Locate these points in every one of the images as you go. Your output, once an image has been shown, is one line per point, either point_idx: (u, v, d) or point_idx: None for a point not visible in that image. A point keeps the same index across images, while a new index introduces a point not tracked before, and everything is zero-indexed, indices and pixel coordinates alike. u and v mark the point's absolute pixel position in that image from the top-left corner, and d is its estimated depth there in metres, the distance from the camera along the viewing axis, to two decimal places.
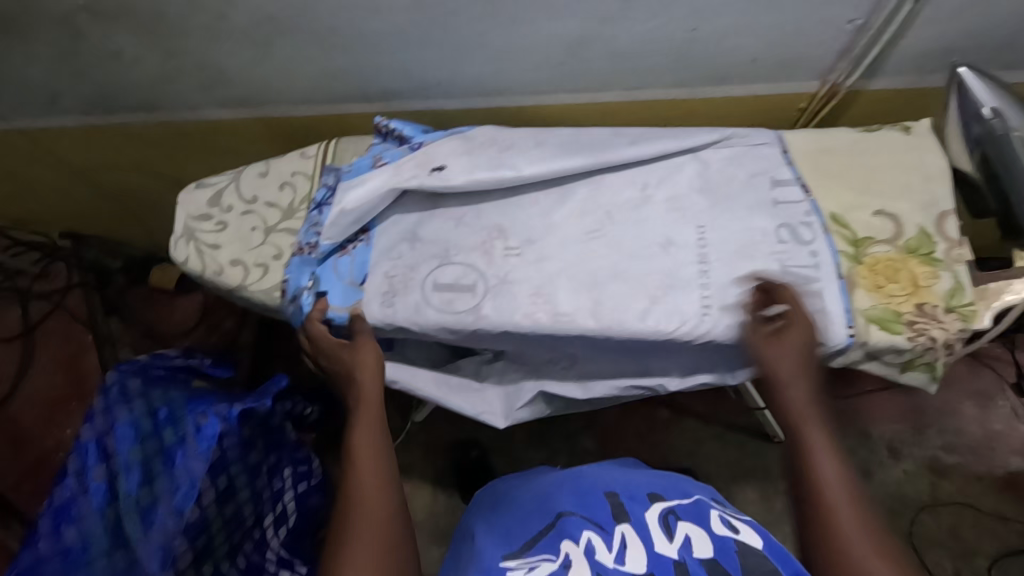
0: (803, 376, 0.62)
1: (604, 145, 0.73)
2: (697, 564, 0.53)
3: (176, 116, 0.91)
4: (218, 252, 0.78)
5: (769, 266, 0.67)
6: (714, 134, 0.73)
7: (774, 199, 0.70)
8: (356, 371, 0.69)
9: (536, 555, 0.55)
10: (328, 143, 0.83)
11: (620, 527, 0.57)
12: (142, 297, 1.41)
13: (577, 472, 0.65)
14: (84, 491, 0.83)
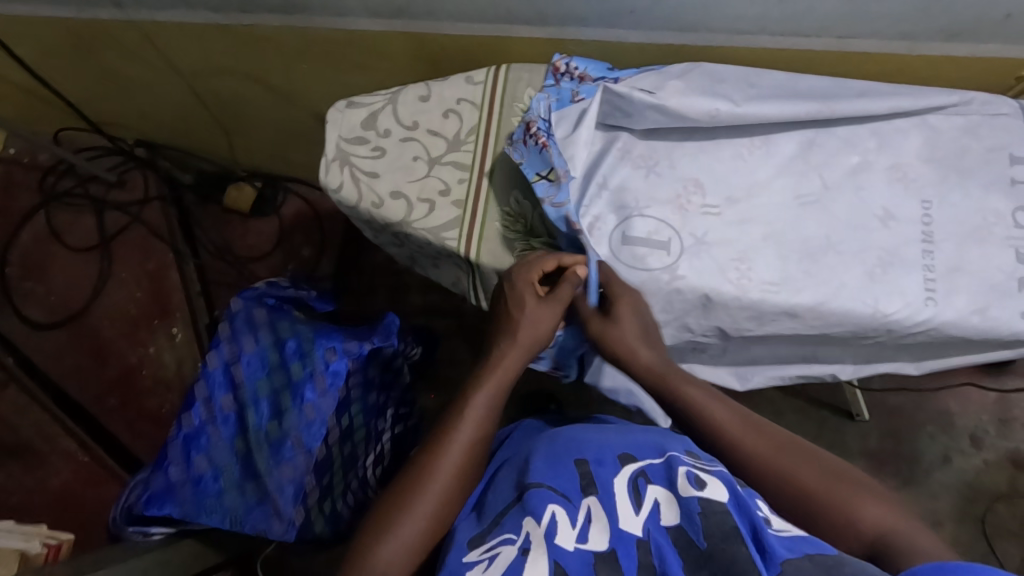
0: (646, 345, 0.64)
1: (834, 95, 0.69)
2: (662, 535, 0.46)
3: (314, 22, 0.82)
4: (377, 182, 0.71)
5: (1008, 253, 0.68)
6: (956, 96, 0.71)
7: (1013, 177, 0.70)
8: (514, 338, 0.65)
9: (498, 537, 0.51)
10: (496, 69, 0.74)
11: (587, 500, 0.51)
12: (215, 217, 1.36)
13: (555, 433, 0.61)
14: (212, 420, 0.81)
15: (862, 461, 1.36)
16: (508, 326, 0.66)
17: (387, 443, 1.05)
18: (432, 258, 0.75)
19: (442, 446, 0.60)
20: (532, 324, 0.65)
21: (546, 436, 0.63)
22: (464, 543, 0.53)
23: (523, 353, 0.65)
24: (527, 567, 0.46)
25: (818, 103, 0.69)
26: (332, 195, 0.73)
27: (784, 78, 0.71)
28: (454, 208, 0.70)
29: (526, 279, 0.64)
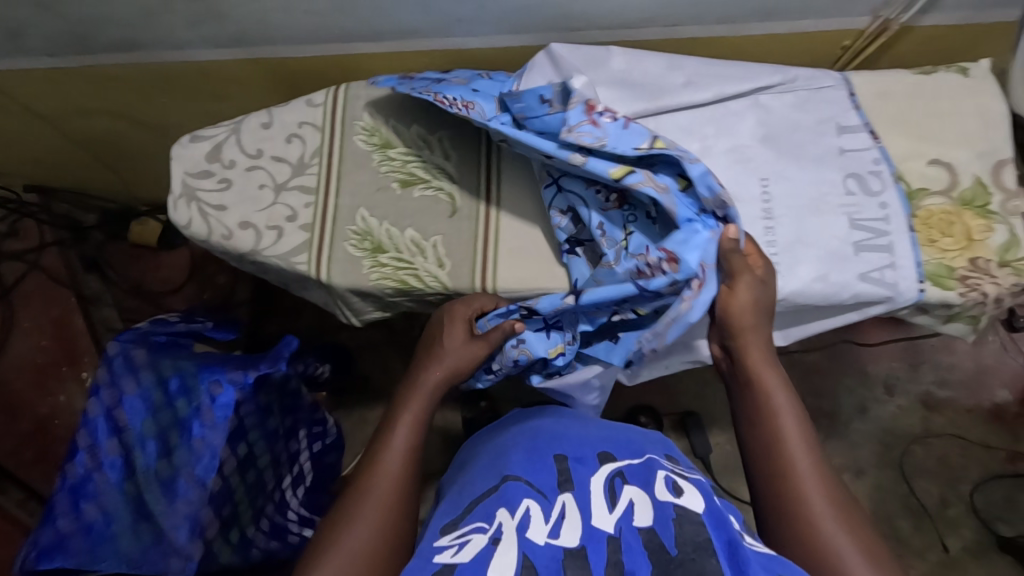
0: (763, 323, 0.62)
1: (660, 89, 0.69)
2: (635, 537, 0.45)
3: (156, 57, 0.81)
4: (225, 215, 0.72)
5: (839, 219, 0.65)
6: (776, 75, 0.70)
7: (841, 147, 0.68)
8: (439, 353, 0.64)
9: (470, 524, 0.48)
10: (335, 89, 0.75)
11: (563, 496, 0.50)
12: (124, 254, 1.37)
13: (533, 430, 0.60)
14: (99, 467, 0.81)
15: None
16: (428, 346, 0.66)
17: (306, 463, 1.07)
18: (295, 283, 0.76)
19: (372, 468, 0.55)
20: (461, 353, 0.64)
21: (514, 429, 0.62)
22: (436, 530, 0.50)
23: (451, 372, 0.63)
24: (495, 555, 0.44)
25: (642, 103, 0.68)
26: (184, 232, 0.73)
27: (620, 64, 0.70)
28: (302, 232, 0.71)
29: (459, 314, 0.65)
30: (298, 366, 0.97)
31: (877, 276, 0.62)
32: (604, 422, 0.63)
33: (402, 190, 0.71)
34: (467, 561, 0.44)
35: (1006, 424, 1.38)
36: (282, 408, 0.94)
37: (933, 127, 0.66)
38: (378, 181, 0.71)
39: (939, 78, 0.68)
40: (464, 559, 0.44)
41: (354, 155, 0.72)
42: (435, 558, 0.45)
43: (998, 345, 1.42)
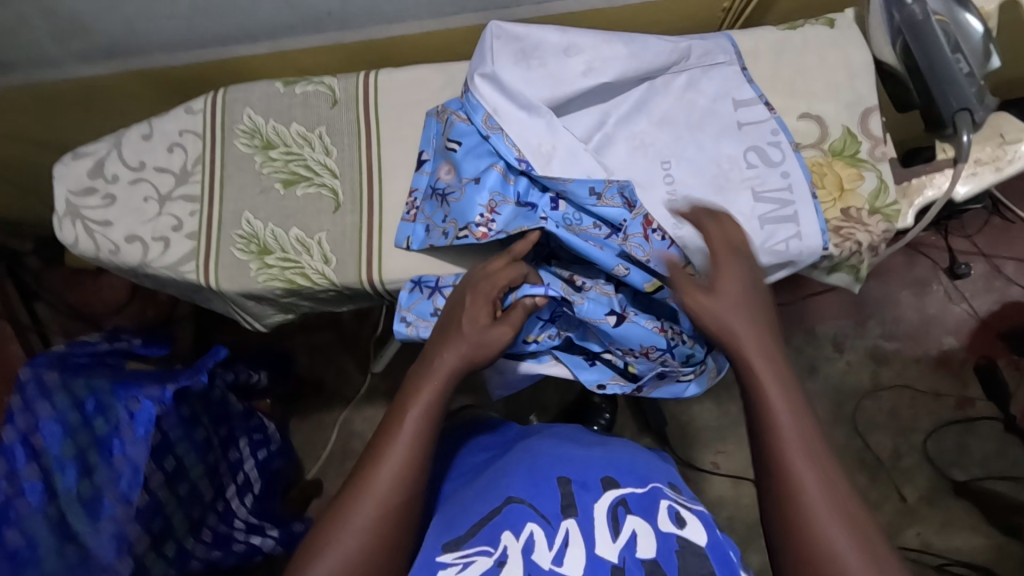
0: (751, 310, 0.50)
1: (560, 77, 0.65)
2: (637, 567, 0.46)
3: (38, 77, 0.81)
4: (111, 230, 0.71)
5: (742, 194, 0.63)
6: (671, 50, 0.66)
7: (739, 122, 0.65)
8: (459, 339, 0.56)
9: (474, 546, 0.50)
10: (215, 95, 0.74)
11: (566, 522, 0.51)
12: (64, 280, 1.37)
13: (534, 454, 0.59)
14: (19, 493, 0.79)
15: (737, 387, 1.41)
16: (449, 329, 0.57)
17: (252, 471, 1.08)
18: (191, 293, 0.75)
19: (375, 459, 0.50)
20: (484, 339, 0.57)
21: (515, 453, 0.61)
22: (437, 546, 0.51)
23: (470, 361, 0.55)
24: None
25: (548, 94, 0.64)
26: (73, 250, 0.72)
27: (518, 74, 0.64)
28: (188, 240, 0.70)
29: (483, 298, 0.58)
30: (228, 375, 0.98)
31: (783, 248, 0.61)
32: (600, 444, 0.62)
33: (285, 190, 0.70)
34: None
35: (954, 371, 1.39)
36: (211, 419, 0.94)
37: (800, 81, 0.67)
38: (262, 183, 0.71)
39: (805, 32, 0.68)
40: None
41: (236, 158, 0.72)
42: (436, 575, 0.48)
43: (941, 294, 1.43)
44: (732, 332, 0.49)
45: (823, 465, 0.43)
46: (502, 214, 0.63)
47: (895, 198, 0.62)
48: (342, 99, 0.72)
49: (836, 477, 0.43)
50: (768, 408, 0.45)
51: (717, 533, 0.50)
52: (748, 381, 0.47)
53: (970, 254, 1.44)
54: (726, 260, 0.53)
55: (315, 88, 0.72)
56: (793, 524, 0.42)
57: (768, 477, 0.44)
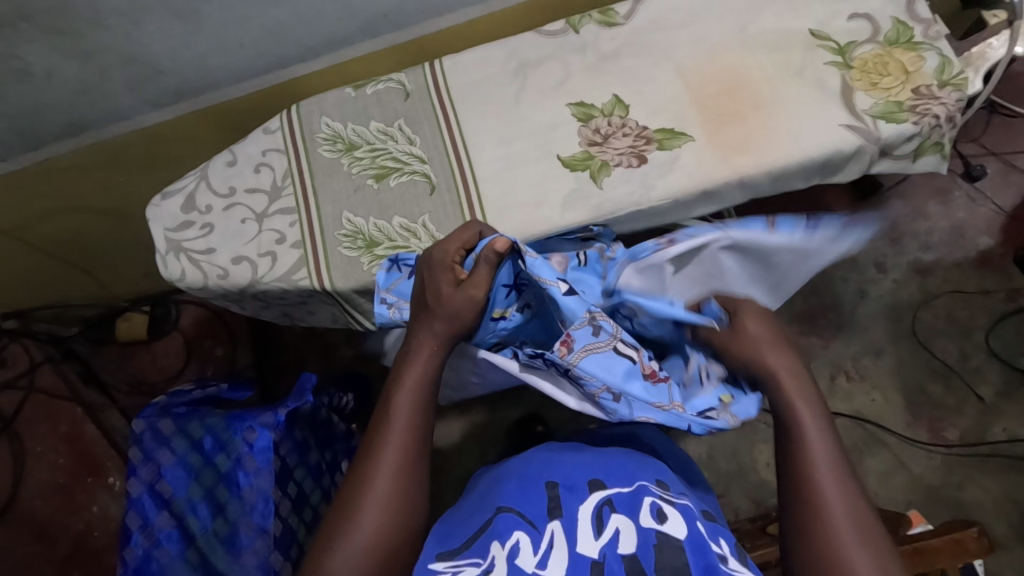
0: (784, 348, 0.54)
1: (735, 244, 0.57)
2: (617, 562, 0.46)
3: (106, 132, 0.83)
4: (215, 256, 0.73)
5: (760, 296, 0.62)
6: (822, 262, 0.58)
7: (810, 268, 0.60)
8: (436, 316, 0.58)
9: (465, 557, 0.48)
10: (287, 113, 0.77)
11: (553, 523, 0.49)
12: (115, 356, 1.33)
13: (529, 459, 0.59)
14: (156, 543, 0.79)
15: (795, 326, 1.44)
16: (427, 305, 0.59)
17: None
18: (298, 305, 0.76)
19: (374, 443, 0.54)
20: (461, 305, 0.58)
21: (518, 458, 0.61)
22: (431, 555, 0.50)
23: (446, 336, 0.58)
24: None
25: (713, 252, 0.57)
26: (180, 285, 0.73)
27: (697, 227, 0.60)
28: (294, 249, 0.72)
29: (451, 268, 0.59)
30: (325, 398, 0.97)
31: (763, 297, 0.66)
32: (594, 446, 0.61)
33: (379, 184, 0.73)
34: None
35: (996, 267, 1.43)
36: (318, 441, 0.94)
37: None
38: (354, 182, 0.73)
39: None
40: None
41: (323, 166, 0.74)
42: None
43: (964, 198, 1.48)
44: (767, 366, 0.53)
45: (841, 476, 0.48)
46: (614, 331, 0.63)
47: (961, 69, 0.66)
48: (414, 91, 0.75)
49: (855, 492, 0.47)
50: (798, 420, 0.51)
51: (698, 525, 0.49)
52: (780, 403, 0.52)
53: (981, 155, 1.50)
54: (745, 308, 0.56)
55: (385, 86, 0.75)
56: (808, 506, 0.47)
57: (791, 470, 0.49)
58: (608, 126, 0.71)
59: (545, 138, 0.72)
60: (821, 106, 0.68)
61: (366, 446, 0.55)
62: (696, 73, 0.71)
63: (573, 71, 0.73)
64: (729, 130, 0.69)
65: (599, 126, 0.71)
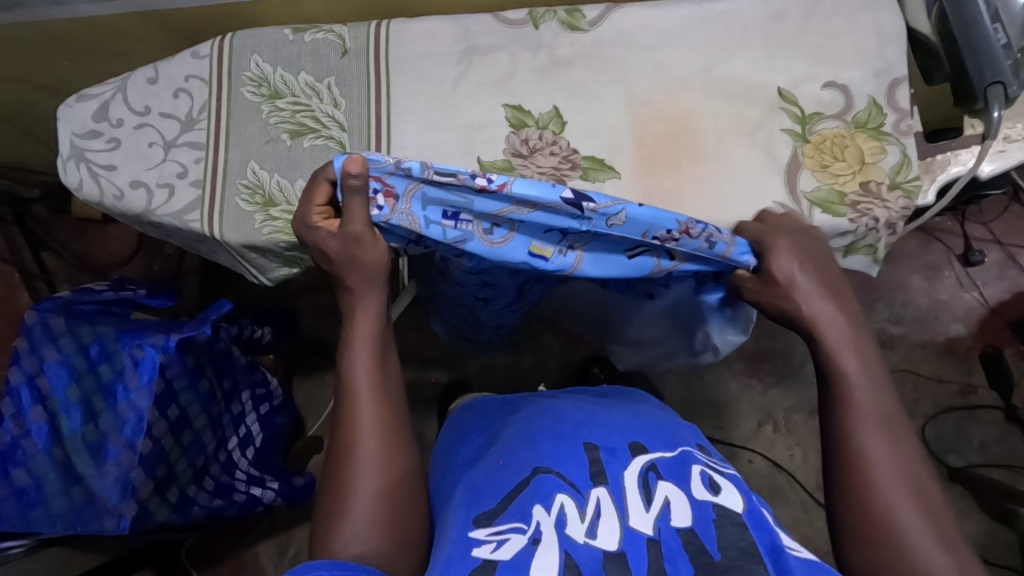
0: (831, 297, 0.54)
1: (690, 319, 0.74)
2: (673, 536, 0.45)
3: (37, 15, 0.78)
4: (115, 174, 0.70)
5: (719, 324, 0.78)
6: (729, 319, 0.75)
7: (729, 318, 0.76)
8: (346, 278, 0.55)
9: (507, 522, 0.49)
10: (222, 40, 0.72)
11: (596, 490, 0.50)
12: (71, 228, 1.38)
13: (560, 415, 0.61)
14: (26, 433, 0.81)
15: (740, 364, 1.41)
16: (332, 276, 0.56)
17: (253, 425, 1.09)
18: (196, 244, 0.75)
19: (347, 419, 0.53)
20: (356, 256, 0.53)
21: (540, 419, 0.61)
22: (468, 520, 0.51)
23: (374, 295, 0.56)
24: (536, 556, 0.45)
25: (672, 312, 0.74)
26: (78, 195, 0.71)
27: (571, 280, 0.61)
28: (193, 188, 0.69)
29: (313, 227, 0.54)
30: (231, 329, 0.97)
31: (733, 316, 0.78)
32: (623, 407, 0.64)
33: (292, 141, 0.69)
34: (507, 557, 0.45)
35: (960, 358, 1.38)
36: (214, 370, 0.94)
37: (829, 46, 0.64)
38: (268, 133, 0.69)
39: None
40: (507, 558, 0.45)
41: (243, 107, 0.70)
42: (472, 552, 0.47)
43: (953, 280, 1.41)
44: (818, 322, 0.53)
45: (881, 443, 0.49)
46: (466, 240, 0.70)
47: (917, 174, 0.60)
48: (353, 49, 0.70)
49: (902, 446, 0.49)
50: (849, 383, 0.52)
51: (752, 497, 0.50)
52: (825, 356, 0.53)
53: (986, 241, 1.41)
54: (786, 250, 0.54)
55: (325, 36, 0.70)
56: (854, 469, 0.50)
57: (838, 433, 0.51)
58: (538, 140, 0.66)
59: (471, 136, 0.67)
60: (761, 177, 0.62)
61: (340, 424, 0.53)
62: (646, 104, 0.65)
63: (520, 70, 0.68)
64: (659, 177, 0.64)
65: (528, 137, 0.66)
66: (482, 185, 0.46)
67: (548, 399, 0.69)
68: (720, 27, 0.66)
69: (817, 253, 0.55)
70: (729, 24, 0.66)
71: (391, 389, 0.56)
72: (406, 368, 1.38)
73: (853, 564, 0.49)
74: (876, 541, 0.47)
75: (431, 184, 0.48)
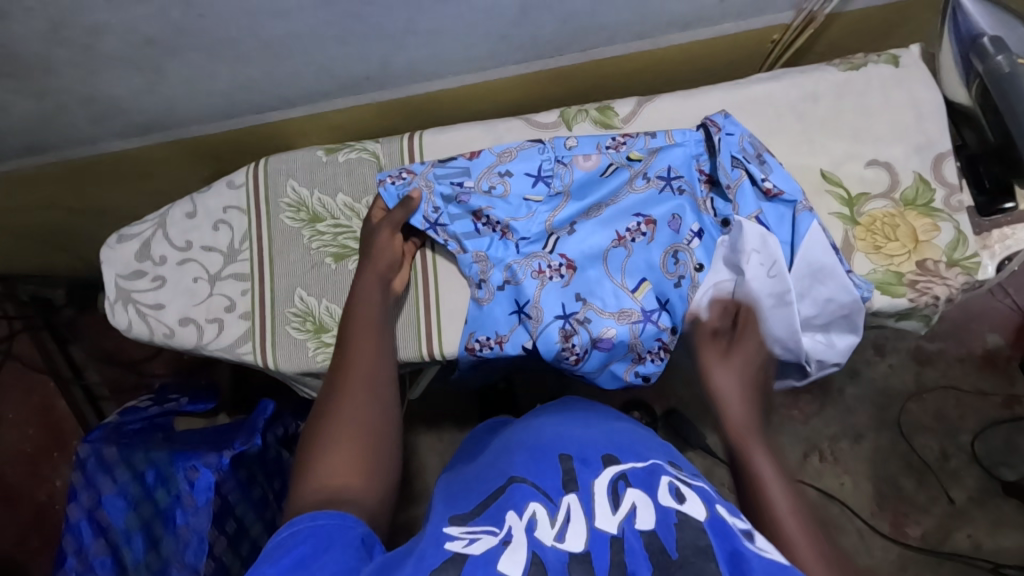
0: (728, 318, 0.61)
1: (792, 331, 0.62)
2: (636, 538, 0.41)
3: (73, 152, 0.80)
4: (163, 313, 0.70)
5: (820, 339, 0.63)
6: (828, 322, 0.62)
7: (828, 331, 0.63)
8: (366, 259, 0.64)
9: (480, 524, 0.45)
10: (255, 166, 0.73)
11: (567, 497, 0.46)
12: (97, 324, 1.30)
13: (538, 431, 0.56)
14: (90, 568, 0.82)
15: None
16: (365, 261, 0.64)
17: None
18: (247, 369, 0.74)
19: (344, 369, 0.55)
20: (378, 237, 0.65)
21: (517, 433, 0.57)
22: (444, 518, 0.47)
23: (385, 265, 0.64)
24: (504, 557, 0.41)
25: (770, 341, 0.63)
26: (127, 334, 0.71)
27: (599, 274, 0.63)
28: (243, 320, 0.69)
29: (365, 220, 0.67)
30: (277, 430, 0.95)
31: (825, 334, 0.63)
32: (597, 422, 0.58)
33: (337, 265, 0.69)
34: (478, 553, 0.41)
35: None
36: (266, 474, 0.92)
37: (866, 124, 0.64)
38: (311, 258, 0.70)
39: (868, 71, 0.65)
40: (477, 554, 0.41)
41: (284, 234, 0.70)
42: (445, 545, 0.43)
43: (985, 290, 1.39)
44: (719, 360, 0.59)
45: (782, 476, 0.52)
46: (507, 348, 0.63)
47: (974, 250, 0.60)
48: (388, 165, 0.71)
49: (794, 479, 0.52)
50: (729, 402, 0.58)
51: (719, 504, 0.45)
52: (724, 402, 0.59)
53: None
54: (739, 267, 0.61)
55: (358, 155, 0.71)
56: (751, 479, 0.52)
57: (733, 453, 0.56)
58: None
59: None
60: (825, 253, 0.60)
61: (335, 379, 0.55)
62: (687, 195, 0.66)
63: None
64: None
65: None
66: (471, 155, 0.67)
67: (560, 404, 0.64)
68: (754, 112, 0.66)
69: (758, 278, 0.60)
70: (761, 109, 0.66)
71: (384, 370, 0.56)
72: (445, 431, 1.22)
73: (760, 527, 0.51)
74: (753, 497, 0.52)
75: (438, 165, 0.67)
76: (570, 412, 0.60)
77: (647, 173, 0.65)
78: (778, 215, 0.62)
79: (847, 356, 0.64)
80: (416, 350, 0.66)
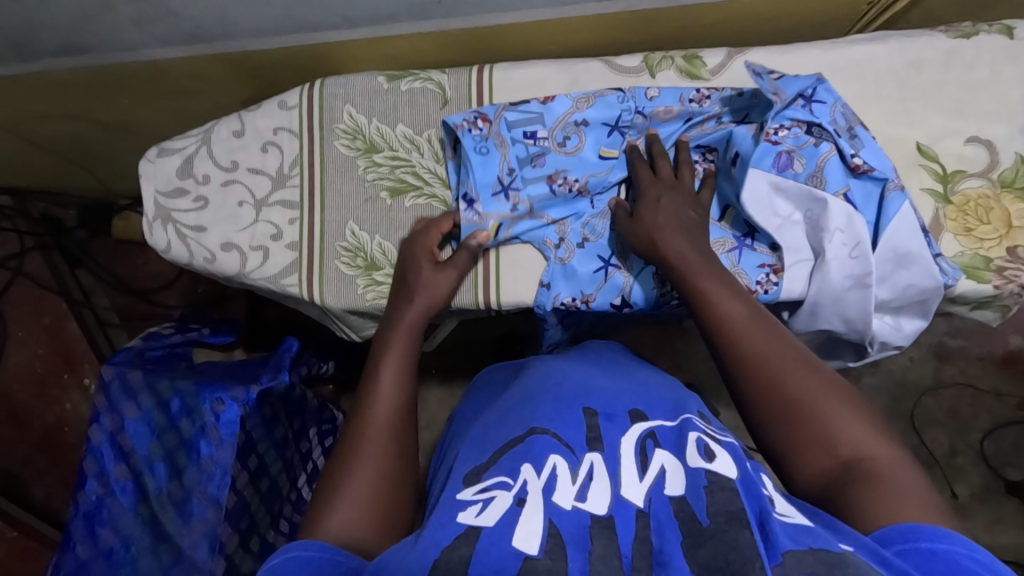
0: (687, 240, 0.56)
1: (859, 314, 0.59)
2: (664, 506, 0.38)
3: (109, 58, 0.75)
4: (204, 236, 0.66)
5: (885, 324, 0.61)
6: (899, 306, 0.60)
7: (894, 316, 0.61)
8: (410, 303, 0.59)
9: (494, 479, 0.42)
10: (310, 87, 0.68)
11: (591, 455, 0.43)
12: (108, 250, 1.26)
13: (559, 378, 0.52)
14: (111, 492, 0.82)
15: None
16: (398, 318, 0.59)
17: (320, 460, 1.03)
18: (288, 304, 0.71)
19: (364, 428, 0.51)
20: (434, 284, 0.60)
21: (537, 377, 0.54)
22: (458, 480, 0.44)
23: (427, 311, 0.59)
24: (520, 518, 0.37)
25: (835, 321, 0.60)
26: (164, 255, 0.68)
27: None
28: (289, 251, 0.66)
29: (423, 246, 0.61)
30: (302, 369, 0.93)
31: (894, 323, 0.61)
32: (626, 372, 0.55)
33: (393, 200, 0.66)
34: (490, 521, 0.37)
35: None
36: (288, 415, 0.90)
37: (969, 99, 0.60)
38: (366, 191, 0.66)
39: (979, 41, 0.61)
40: (491, 524, 0.37)
41: (338, 161, 0.67)
42: (457, 516, 0.39)
43: None
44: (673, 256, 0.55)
45: (783, 350, 0.48)
46: (595, 306, 0.62)
47: None
48: (454, 99, 0.66)
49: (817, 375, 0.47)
50: (704, 300, 0.52)
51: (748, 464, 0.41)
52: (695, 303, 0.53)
53: None
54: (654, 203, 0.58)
55: (422, 85, 0.67)
56: (770, 393, 0.47)
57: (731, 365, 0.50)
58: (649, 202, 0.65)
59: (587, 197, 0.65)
60: (911, 236, 0.56)
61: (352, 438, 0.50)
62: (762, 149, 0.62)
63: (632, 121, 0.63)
64: None
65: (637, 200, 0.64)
66: (545, 98, 0.64)
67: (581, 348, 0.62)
68: (852, 77, 0.62)
69: (682, 216, 0.58)
70: (860, 72, 0.62)
71: (406, 425, 0.52)
72: (457, 387, 1.20)
73: (778, 443, 0.46)
74: (798, 416, 0.45)
75: (508, 109, 0.63)
76: (603, 360, 0.58)
77: (721, 116, 0.63)
78: (865, 194, 0.58)
79: (912, 340, 0.62)
80: (470, 297, 0.64)
